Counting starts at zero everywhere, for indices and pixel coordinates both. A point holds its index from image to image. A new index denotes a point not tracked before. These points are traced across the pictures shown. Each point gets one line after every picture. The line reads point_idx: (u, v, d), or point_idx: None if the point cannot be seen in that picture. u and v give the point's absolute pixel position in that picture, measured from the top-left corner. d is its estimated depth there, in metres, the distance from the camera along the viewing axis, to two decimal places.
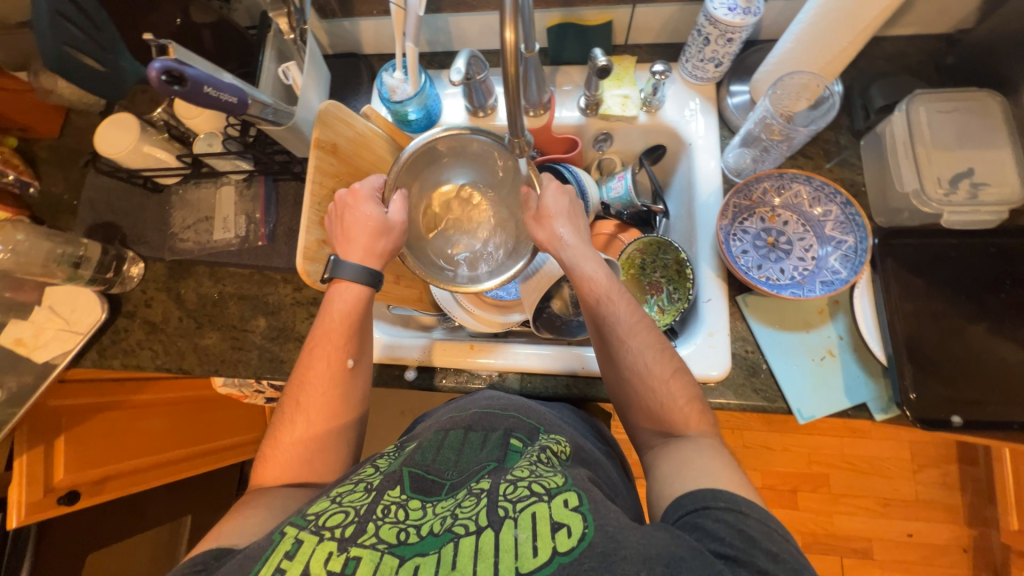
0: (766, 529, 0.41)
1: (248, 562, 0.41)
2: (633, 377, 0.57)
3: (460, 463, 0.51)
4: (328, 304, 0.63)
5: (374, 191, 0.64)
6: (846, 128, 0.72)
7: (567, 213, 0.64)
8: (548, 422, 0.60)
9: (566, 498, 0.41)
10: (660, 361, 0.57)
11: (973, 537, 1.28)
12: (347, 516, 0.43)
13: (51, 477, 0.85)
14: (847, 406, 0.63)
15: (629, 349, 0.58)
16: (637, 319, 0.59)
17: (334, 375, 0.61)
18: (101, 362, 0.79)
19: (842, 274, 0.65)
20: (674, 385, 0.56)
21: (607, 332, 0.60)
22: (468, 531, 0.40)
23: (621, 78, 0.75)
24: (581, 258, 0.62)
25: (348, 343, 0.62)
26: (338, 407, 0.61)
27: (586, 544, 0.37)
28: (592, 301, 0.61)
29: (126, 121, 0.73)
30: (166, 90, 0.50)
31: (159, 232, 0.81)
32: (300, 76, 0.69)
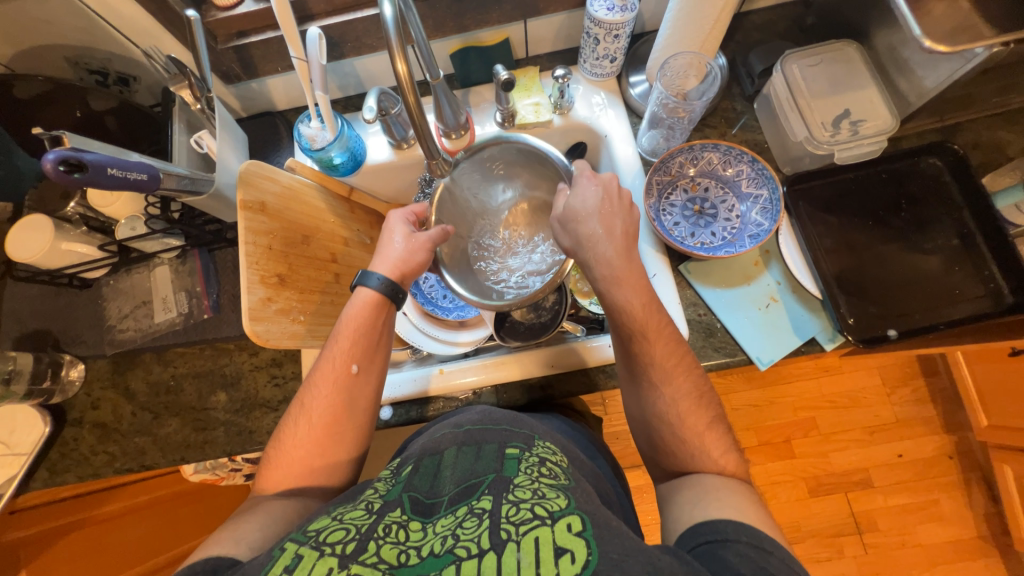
0: (789, 569, 0.41)
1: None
2: (662, 426, 0.56)
3: (458, 473, 0.51)
4: (346, 309, 0.64)
5: (410, 215, 0.71)
6: (739, 95, 0.78)
7: (600, 212, 0.61)
8: (540, 430, 0.61)
9: (569, 522, 0.41)
10: (693, 412, 0.56)
11: (954, 443, 1.36)
12: (347, 533, 0.43)
13: None
14: (799, 343, 0.66)
15: (661, 394, 0.57)
16: (673, 365, 0.57)
17: (339, 380, 0.60)
18: (53, 480, 0.73)
19: (765, 224, 0.69)
20: (707, 440, 0.55)
21: (638, 369, 0.59)
22: (470, 553, 0.40)
23: (529, 88, 0.79)
24: (614, 286, 0.59)
25: (354, 347, 0.61)
26: (342, 414, 0.59)
27: (590, 570, 0.37)
28: (624, 332, 0.59)
29: (39, 222, 0.70)
30: (66, 179, 0.49)
31: (96, 328, 0.78)
32: (213, 142, 0.69)
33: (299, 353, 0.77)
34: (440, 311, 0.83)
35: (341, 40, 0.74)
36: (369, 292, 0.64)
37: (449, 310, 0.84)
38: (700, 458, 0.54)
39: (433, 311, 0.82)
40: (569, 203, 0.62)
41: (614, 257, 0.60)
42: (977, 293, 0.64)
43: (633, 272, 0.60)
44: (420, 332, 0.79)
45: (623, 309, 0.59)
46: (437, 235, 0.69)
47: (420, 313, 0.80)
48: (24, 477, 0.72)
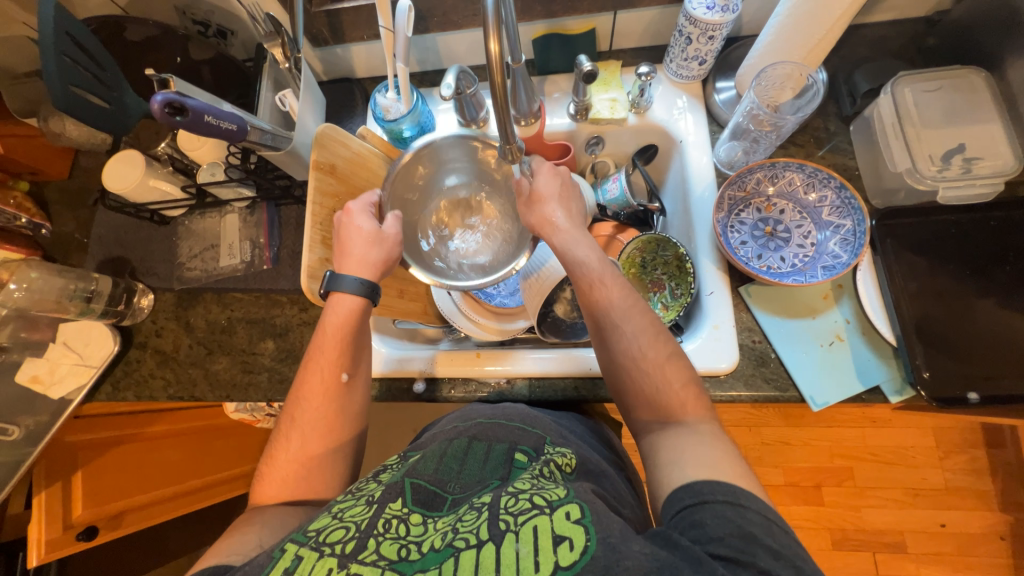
0: (766, 522, 0.40)
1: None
2: (628, 362, 0.55)
3: (463, 475, 0.51)
4: (324, 319, 0.63)
5: (368, 206, 0.66)
6: (834, 115, 0.72)
7: (559, 195, 0.64)
8: (553, 432, 0.59)
9: (568, 511, 0.41)
10: (654, 345, 0.55)
11: (1010, 524, 1.24)
12: (347, 531, 0.43)
13: (70, 514, 0.86)
14: (860, 389, 0.62)
15: (623, 332, 0.56)
16: (631, 303, 0.58)
17: (330, 389, 0.60)
18: (115, 394, 0.80)
19: (843, 257, 0.65)
20: (669, 370, 0.54)
21: (599, 316, 0.58)
22: (468, 544, 0.40)
23: (608, 82, 0.77)
24: (573, 242, 0.61)
25: (341, 357, 0.62)
26: (336, 420, 0.60)
27: (587, 558, 0.37)
28: (583, 285, 0.60)
29: (133, 157, 0.76)
30: (169, 121, 0.52)
31: (167, 263, 0.83)
32: (296, 102, 0.71)
33: None
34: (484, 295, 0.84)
35: (428, 14, 0.75)
36: (349, 296, 0.62)
37: (492, 295, 0.85)
38: None
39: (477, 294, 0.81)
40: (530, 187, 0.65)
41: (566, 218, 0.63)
42: None
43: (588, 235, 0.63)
44: (460, 313, 0.79)
45: (581, 264, 0.60)
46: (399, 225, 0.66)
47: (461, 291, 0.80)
48: (91, 387, 0.79)
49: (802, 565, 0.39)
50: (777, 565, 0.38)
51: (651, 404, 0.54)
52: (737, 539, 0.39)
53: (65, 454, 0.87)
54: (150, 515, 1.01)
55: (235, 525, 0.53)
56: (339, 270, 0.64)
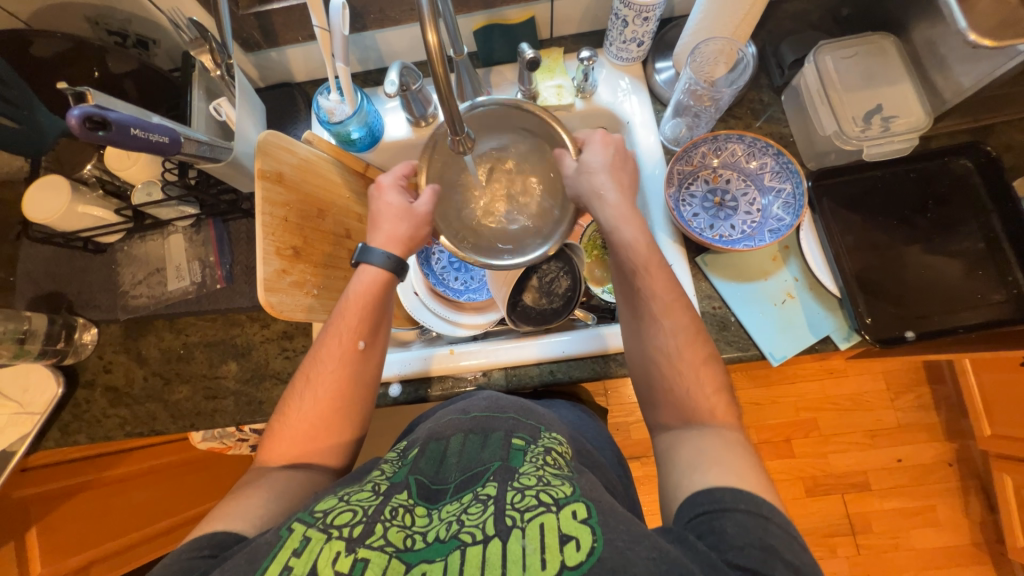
0: (788, 535, 0.41)
1: (253, 559, 0.40)
2: (660, 357, 0.57)
3: (464, 462, 0.51)
4: (349, 288, 0.63)
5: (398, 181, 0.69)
6: (767, 86, 0.76)
7: (608, 166, 0.64)
8: (548, 422, 0.60)
9: (574, 510, 0.41)
10: (690, 346, 0.57)
11: (955, 450, 1.36)
12: (355, 515, 0.43)
13: (27, 572, 0.79)
14: (813, 340, 0.66)
15: (660, 326, 0.58)
16: (672, 298, 0.59)
17: (345, 356, 0.60)
18: (65, 439, 0.74)
19: (787, 220, 0.69)
20: (703, 375, 0.56)
21: (639, 304, 0.60)
22: (475, 539, 0.40)
23: (553, 70, 0.78)
24: (622, 223, 0.62)
25: (361, 324, 0.61)
26: (349, 385, 0.59)
27: (595, 558, 0.37)
28: (628, 269, 0.61)
29: (56, 182, 0.70)
30: (90, 136, 0.48)
31: (109, 293, 0.78)
32: (232, 111, 0.69)
33: (309, 326, 0.77)
34: (450, 292, 0.83)
35: (365, 12, 0.74)
36: (370, 270, 0.63)
37: (459, 292, 0.84)
38: None
39: (444, 291, 0.82)
40: (580, 161, 0.64)
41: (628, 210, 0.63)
42: (1000, 298, 0.62)
43: (638, 215, 0.63)
44: (431, 312, 0.79)
45: (628, 245, 0.61)
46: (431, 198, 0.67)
47: (430, 291, 0.81)
48: (36, 435, 0.73)
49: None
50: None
51: (676, 407, 0.55)
52: (757, 549, 0.40)
53: (15, 512, 0.82)
54: (129, 559, 0.96)
55: None
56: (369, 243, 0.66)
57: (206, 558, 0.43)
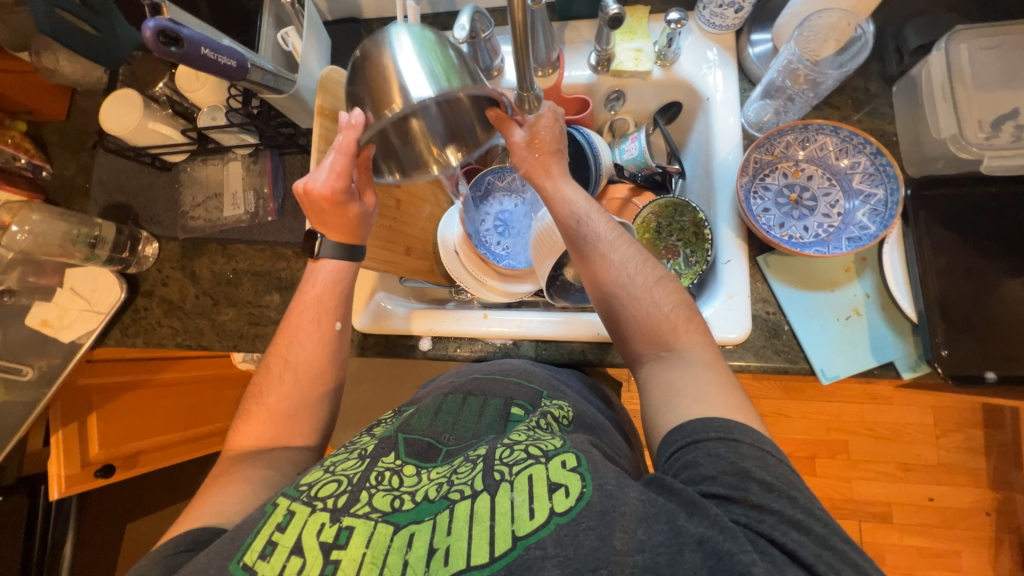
0: (760, 451, 0.41)
1: (236, 538, 0.41)
2: (618, 290, 0.56)
3: (458, 428, 0.52)
4: (316, 278, 0.64)
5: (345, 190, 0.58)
6: (877, 74, 0.67)
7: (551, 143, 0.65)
8: (549, 385, 0.59)
9: (564, 460, 0.42)
10: (641, 270, 0.57)
11: (997, 501, 1.26)
12: (339, 485, 0.44)
13: (87, 451, 0.90)
14: (873, 364, 0.60)
15: (610, 263, 0.57)
16: (616, 233, 0.59)
17: (324, 337, 0.62)
18: (124, 340, 0.81)
19: (871, 229, 0.62)
20: (659, 294, 0.55)
21: (587, 249, 0.59)
22: (463, 495, 0.41)
23: (634, 31, 0.71)
24: (561, 185, 0.63)
25: (338, 305, 0.64)
26: (327, 364, 0.62)
27: (584, 503, 0.38)
28: (571, 222, 0.60)
29: (130, 97, 0.72)
30: (164, 51, 0.48)
31: (171, 211, 0.81)
32: (299, 42, 0.67)
33: None
34: (491, 255, 0.78)
35: None
36: (329, 261, 0.64)
37: (499, 256, 0.79)
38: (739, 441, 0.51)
39: (485, 255, 0.78)
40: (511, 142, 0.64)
41: (555, 163, 0.64)
42: None
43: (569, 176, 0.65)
44: (468, 274, 0.78)
45: (569, 203, 0.61)
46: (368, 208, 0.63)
47: (470, 253, 0.78)
48: (101, 332, 0.80)
49: (797, 496, 0.39)
50: None
51: (645, 332, 0.54)
52: (731, 476, 0.40)
53: (81, 396, 0.89)
54: (171, 454, 1.07)
55: (241, 465, 0.54)
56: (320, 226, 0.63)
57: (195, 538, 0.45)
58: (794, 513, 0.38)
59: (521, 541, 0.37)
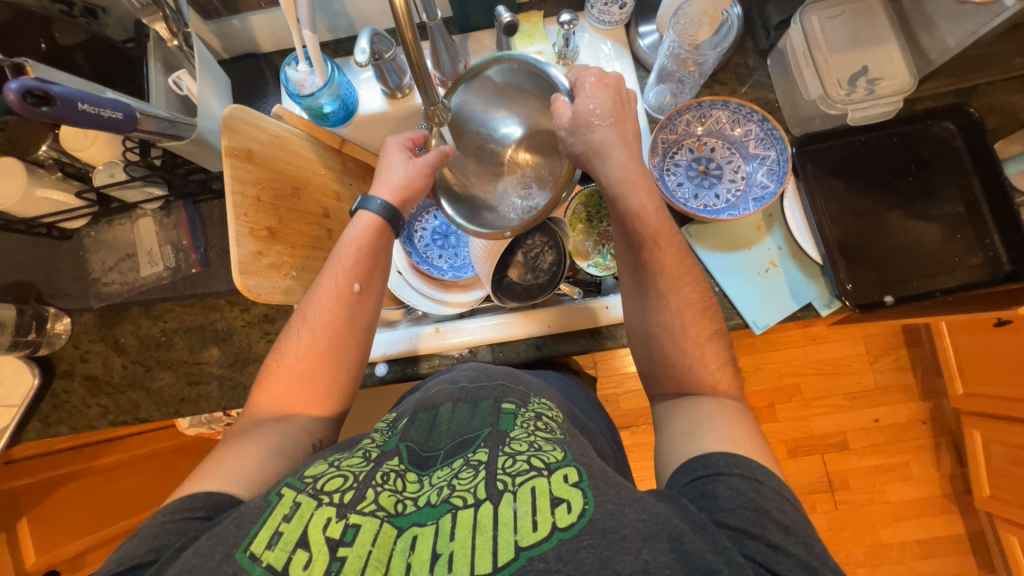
0: (780, 497, 0.43)
1: (243, 523, 0.40)
2: (663, 332, 0.59)
3: (453, 427, 0.52)
4: (344, 235, 0.64)
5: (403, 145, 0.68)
6: (752, 50, 0.74)
7: (622, 144, 0.62)
8: (537, 388, 0.60)
9: (566, 473, 0.43)
10: (695, 322, 0.58)
11: (928, 409, 1.42)
12: (345, 481, 0.44)
13: (22, 563, 0.79)
14: (795, 308, 0.67)
15: (666, 302, 0.59)
16: (681, 275, 0.60)
17: (343, 297, 0.60)
18: (46, 431, 0.73)
19: (771, 187, 0.68)
20: (707, 352, 0.57)
21: (646, 277, 0.61)
22: (466, 503, 0.42)
23: (532, 35, 0.75)
24: (632, 191, 0.61)
25: (356, 266, 0.62)
26: (344, 328, 0.60)
27: (586, 520, 0.39)
28: (637, 243, 0.61)
29: (10, 165, 0.66)
30: (34, 112, 0.45)
31: (79, 281, 0.75)
32: (194, 84, 0.65)
33: (291, 308, 0.75)
34: (435, 270, 0.82)
35: None
36: (366, 216, 0.64)
37: (444, 269, 0.82)
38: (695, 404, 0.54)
39: (428, 270, 0.81)
40: (580, 108, 0.60)
41: (628, 163, 0.61)
42: (976, 261, 0.63)
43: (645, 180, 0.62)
44: (415, 291, 0.78)
45: (636, 215, 0.61)
46: (438, 156, 0.65)
47: (413, 270, 0.79)
48: (17, 427, 0.72)
49: (811, 542, 0.41)
50: (782, 535, 0.41)
51: (677, 381, 0.57)
52: (748, 510, 0.42)
53: (7, 502, 0.80)
54: (125, 541, 0.97)
55: None
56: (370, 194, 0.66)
57: (199, 519, 0.43)
58: (810, 559, 0.40)
59: (525, 551, 0.38)
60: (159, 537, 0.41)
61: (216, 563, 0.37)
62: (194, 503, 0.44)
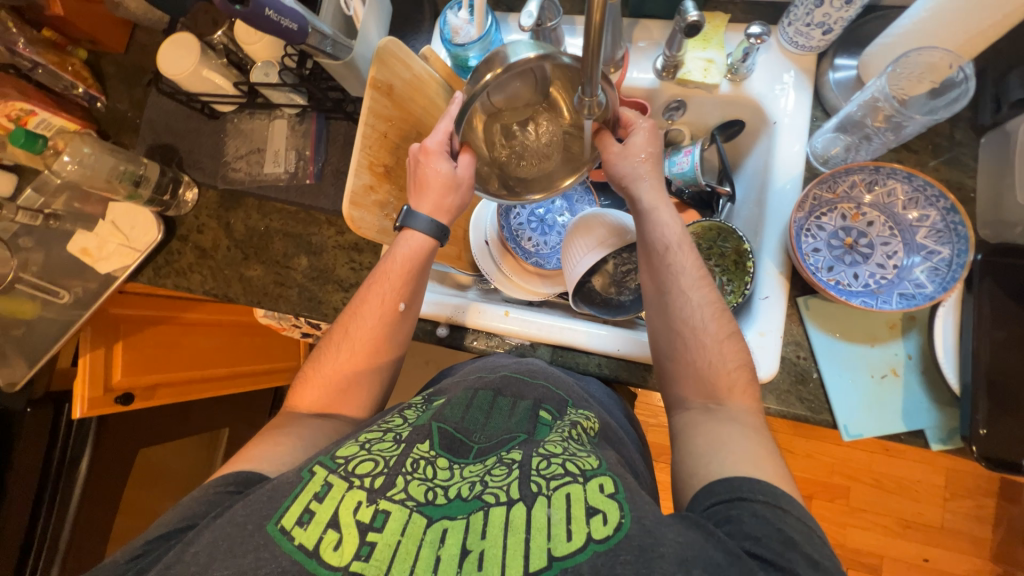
0: (805, 528, 0.40)
1: (274, 496, 0.42)
2: (684, 329, 0.56)
3: (488, 427, 0.51)
4: (390, 255, 0.63)
5: (444, 146, 0.61)
6: (966, 122, 0.62)
7: (655, 156, 0.62)
8: (575, 395, 0.58)
9: (601, 484, 0.41)
10: (716, 319, 0.56)
11: (996, 574, 1.22)
12: (376, 465, 0.44)
13: (109, 378, 0.92)
14: (901, 429, 0.58)
15: (688, 299, 0.56)
16: (701, 274, 0.58)
17: (386, 314, 0.62)
18: (156, 279, 0.83)
19: (927, 289, 0.58)
20: (727, 348, 0.54)
21: (666, 278, 0.58)
22: (498, 501, 0.41)
23: (708, 39, 0.67)
24: (658, 204, 0.61)
25: (404, 286, 0.62)
26: (384, 342, 0.62)
27: (623, 534, 0.37)
28: (657, 246, 0.59)
29: (186, 41, 0.72)
30: (229, 10, 0.49)
31: (213, 160, 0.82)
32: (361, 7, 0.65)
33: (379, 246, 0.77)
34: (520, 253, 0.78)
35: None
36: (417, 236, 0.63)
37: (529, 253, 0.78)
38: None
39: (514, 248, 0.78)
40: (630, 141, 0.62)
41: (654, 176, 0.62)
42: None
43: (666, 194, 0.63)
44: (494, 266, 0.77)
45: (660, 225, 0.60)
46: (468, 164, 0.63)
47: (499, 244, 0.78)
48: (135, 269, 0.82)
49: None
50: None
51: (698, 379, 0.54)
52: (776, 543, 0.38)
53: (110, 323, 0.94)
54: (189, 391, 1.08)
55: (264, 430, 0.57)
56: (413, 205, 0.63)
57: (229, 494, 0.46)
58: None
59: (558, 561, 0.37)
60: (191, 509, 0.45)
61: (247, 533, 0.40)
62: (228, 483, 0.47)
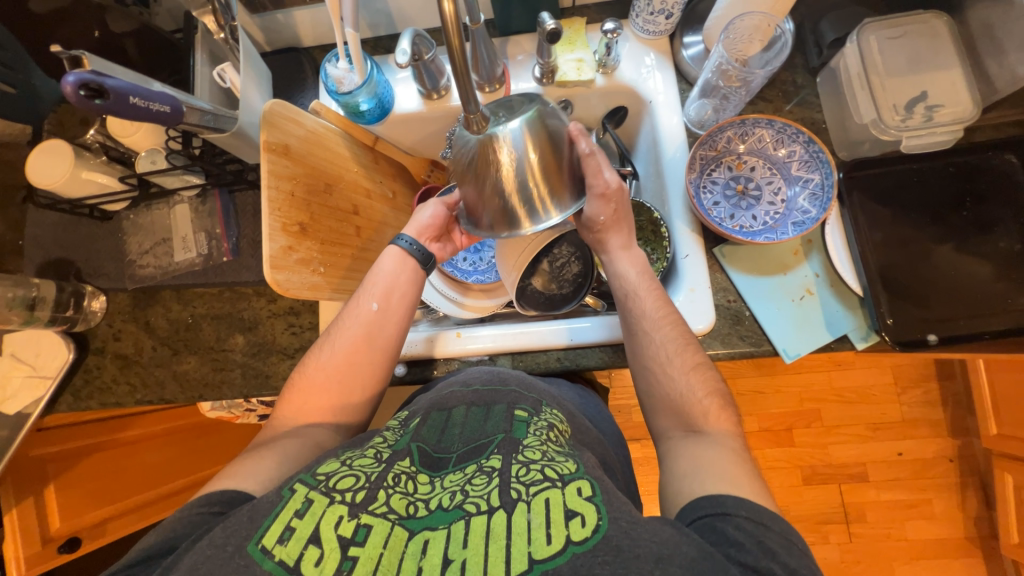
0: (786, 542, 0.42)
1: (255, 515, 0.40)
2: (654, 368, 0.60)
3: (466, 434, 0.52)
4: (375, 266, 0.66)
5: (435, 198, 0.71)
6: (802, 67, 0.72)
7: (613, 223, 0.64)
8: (549, 397, 0.60)
9: (579, 487, 0.42)
10: (681, 354, 0.59)
11: (957, 447, 1.35)
12: (357, 480, 0.44)
13: (46, 526, 0.84)
14: (829, 339, 0.64)
15: (650, 340, 0.60)
16: (662, 314, 0.61)
17: (359, 316, 0.62)
18: (77, 404, 0.75)
19: (812, 213, 0.66)
20: (695, 379, 0.58)
21: (631, 323, 0.63)
22: (479, 509, 0.41)
23: (573, 42, 0.73)
24: (616, 259, 0.66)
25: (378, 287, 0.63)
26: (355, 350, 0.60)
27: (601, 535, 0.38)
28: (619, 295, 0.65)
29: (58, 147, 0.68)
30: (87, 104, 0.47)
31: (116, 262, 0.77)
32: (237, 77, 0.66)
33: (316, 304, 0.76)
34: (459, 272, 0.82)
35: None
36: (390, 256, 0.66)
37: (468, 272, 0.83)
38: (717, 441, 0.52)
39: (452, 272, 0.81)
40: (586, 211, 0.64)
41: (617, 236, 0.65)
42: None
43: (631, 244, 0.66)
44: (442, 295, 0.77)
45: (619, 277, 0.65)
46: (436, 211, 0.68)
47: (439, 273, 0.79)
48: (50, 399, 0.74)
49: None
50: None
51: (673, 410, 0.57)
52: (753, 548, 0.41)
53: (34, 467, 0.84)
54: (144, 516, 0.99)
55: None
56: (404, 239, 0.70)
57: (212, 515, 0.44)
58: None
59: (538, 564, 0.37)
60: (173, 531, 0.43)
61: (228, 554, 0.38)
62: (211, 502, 0.45)
